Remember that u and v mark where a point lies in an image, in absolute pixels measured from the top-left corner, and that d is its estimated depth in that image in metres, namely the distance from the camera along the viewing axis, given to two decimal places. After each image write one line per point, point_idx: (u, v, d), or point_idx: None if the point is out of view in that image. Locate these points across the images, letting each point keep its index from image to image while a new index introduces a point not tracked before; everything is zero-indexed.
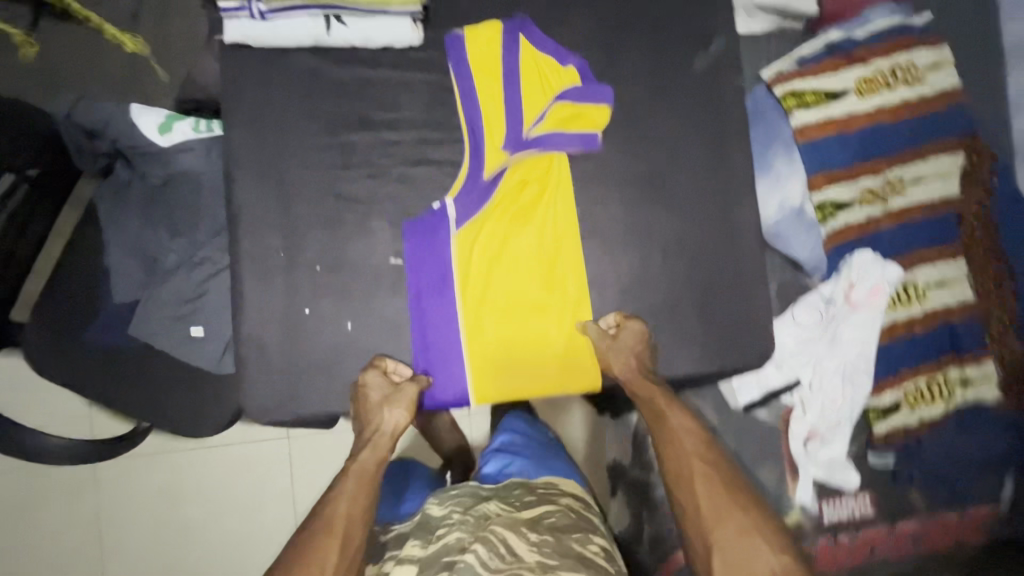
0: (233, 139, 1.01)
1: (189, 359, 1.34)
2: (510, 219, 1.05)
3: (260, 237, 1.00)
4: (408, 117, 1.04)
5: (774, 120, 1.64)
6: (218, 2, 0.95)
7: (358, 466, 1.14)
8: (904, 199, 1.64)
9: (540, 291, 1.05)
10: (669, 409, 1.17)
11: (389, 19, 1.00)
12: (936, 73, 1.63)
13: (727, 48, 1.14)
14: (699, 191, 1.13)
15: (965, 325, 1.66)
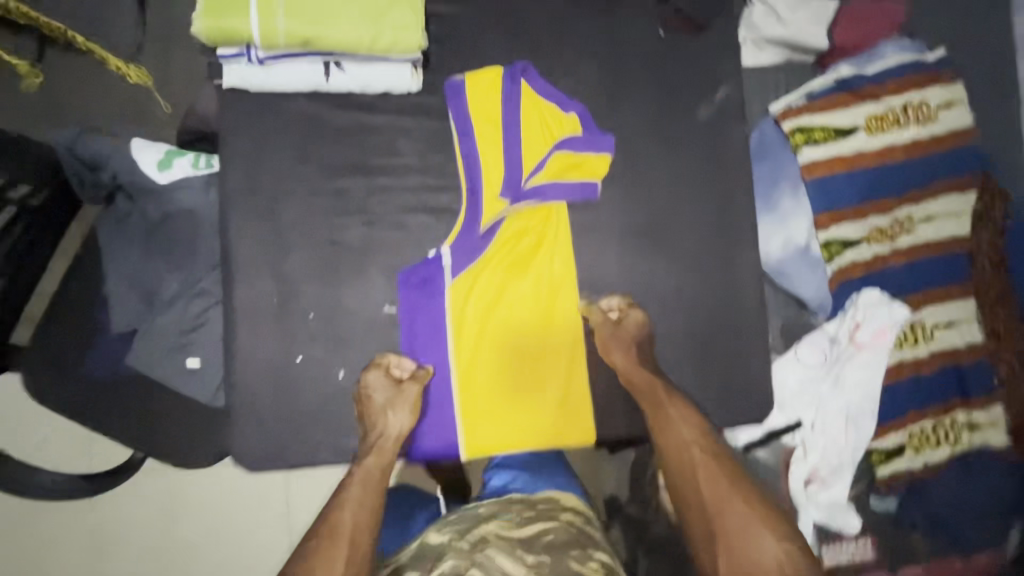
0: (230, 185, 1.01)
1: (184, 390, 1.34)
2: (509, 268, 1.05)
3: (254, 284, 1.00)
4: (406, 165, 1.04)
5: (781, 156, 1.60)
6: (217, 48, 0.93)
7: (362, 472, 0.99)
8: (913, 238, 1.61)
9: (535, 342, 1.06)
10: (672, 400, 1.08)
11: (388, 67, 1.00)
12: (948, 111, 1.60)
13: (731, 96, 1.13)
14: (700, 239, 1.12)
15: (975, 369, 1.63)
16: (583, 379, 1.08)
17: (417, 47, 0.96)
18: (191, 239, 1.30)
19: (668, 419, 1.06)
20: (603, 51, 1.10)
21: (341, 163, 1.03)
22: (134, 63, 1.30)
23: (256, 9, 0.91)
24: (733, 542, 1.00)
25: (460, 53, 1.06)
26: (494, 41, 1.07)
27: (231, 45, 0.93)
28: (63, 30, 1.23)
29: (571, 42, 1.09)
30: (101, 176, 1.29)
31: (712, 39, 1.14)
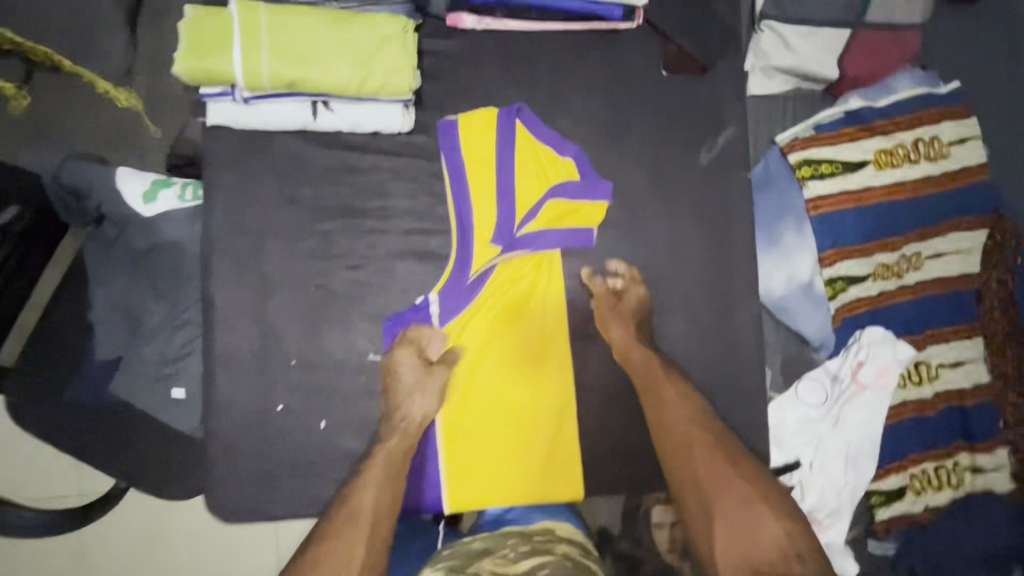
0: (212, 228, 0.98)
1: (168, 422, 1.30)
2: (504, 312, 1.02)
3: (235, 330, 0.98)
4: (394, 208, 1.01)
5: (786, 189, 1.55)
6: (201, 89, 0.91)
7: (385, 454, 0.99)
8: (919, 275, 1.56)
9: (525, 393, 1.03)
10: (670, 376, 1.07)
11: (378, 106, 0.96)
12: (961, 147, 1.55)
13: (738, 137, 1.08)
14: (696, 286, 1.10)
15: (979, 410, 1.57)
16: (572, 430, 1.05)
17: (406, 89, 0.93)
18: (177, 269, 1.27)
19: (664, 396, 1.06)
20: (602, 92, 1.06)
21: (329, 203, 1.00)
22: (123, 86, 1.28)
23: (239, 49, 0.87)
24: (730, 517, 1.03)
25: (455, 92, 1.03)
26: (490, 79, 1.03)
27: (214, 84, 0.90)
28: (50, 53, 1.22)
29: (570, 81, 1.05)
30: (86, 207, 1.26)
31: (714, 80, 1.10)
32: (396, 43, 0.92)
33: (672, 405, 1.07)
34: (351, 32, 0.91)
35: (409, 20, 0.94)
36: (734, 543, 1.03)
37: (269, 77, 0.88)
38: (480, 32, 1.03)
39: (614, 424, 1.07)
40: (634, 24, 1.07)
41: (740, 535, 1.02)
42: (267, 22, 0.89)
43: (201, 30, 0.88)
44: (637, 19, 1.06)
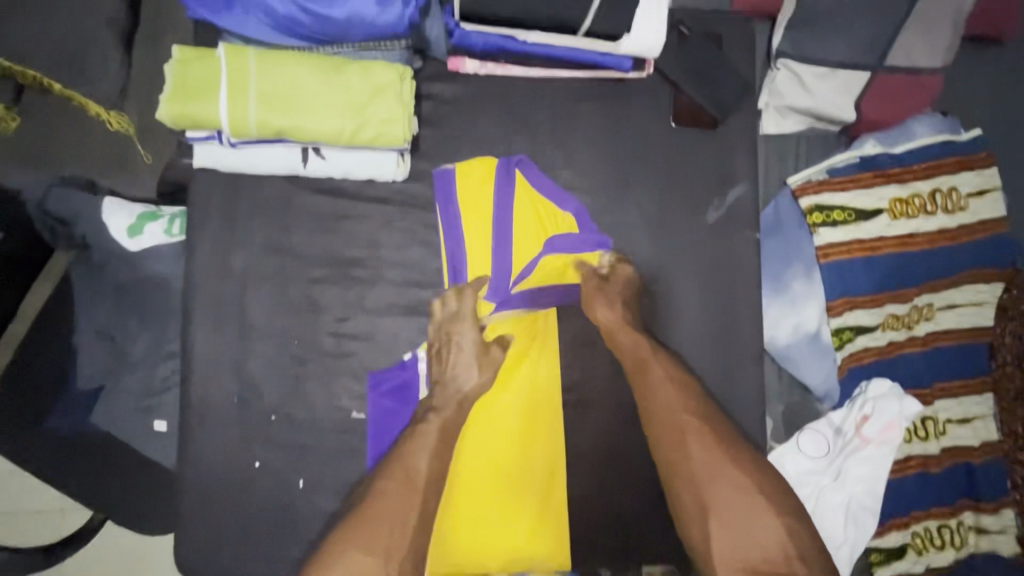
0: (198, 286, 0.99)
1: (148, 455, 1.24)
2: (525, 342, 1.05)
3: (214, 385, 0.99)
4: (391, 267, 1.02)
5: (794, 234, 1.49)
6: (188, 133, 0.91)
7: (440, 423, 0.98)
8: (931, 326, 1.49)
9: (517, 453, 1.03)
10: (657, 357, 1.03)
11: (373, 154, 0.97)
12: (980, 199, 1.49)
13: (747, 196, 1.09)
14: (693, 343, 1.08)
15: (987, 470, 1.47)
16: (560, 492, 1.04)
17: (401, 140, 0.93)
18: (163, 300, 1.22)
19: (652, 380, 1.02)
20: (605, 150, 1.07)
21: (327, 253, 1.01)
22: (116, 109, 1.21)
23: (225, 94, 0.88)
24: (727, 514, 0.96)
25: (454, 143, 1.05)
26: (489, 132, 1.05)
27: (200, 129, 0.91)
28: (39, 78, 1.12)
29: (571, 135, 1.07)
30: (71, 234, 1.22)
31: (721, 134, 1.10)
32: (390, 93, 0.92)
33: (665, 392, 1.02)
34: (341, 80, 0.91)
35: (405, 67, 0.94)
36: (733, 537, 0.95)
37: (255, 123, 0.89)
38: (481, 76, 1.05)
39: (601, 487, 1.05)
40: (644, 73, 1.06)
41: (733, 531, 0.95)
42: (255, 68, 0.89)
43: (188, 73, 0.89)
44: (647, 68, 1.05)
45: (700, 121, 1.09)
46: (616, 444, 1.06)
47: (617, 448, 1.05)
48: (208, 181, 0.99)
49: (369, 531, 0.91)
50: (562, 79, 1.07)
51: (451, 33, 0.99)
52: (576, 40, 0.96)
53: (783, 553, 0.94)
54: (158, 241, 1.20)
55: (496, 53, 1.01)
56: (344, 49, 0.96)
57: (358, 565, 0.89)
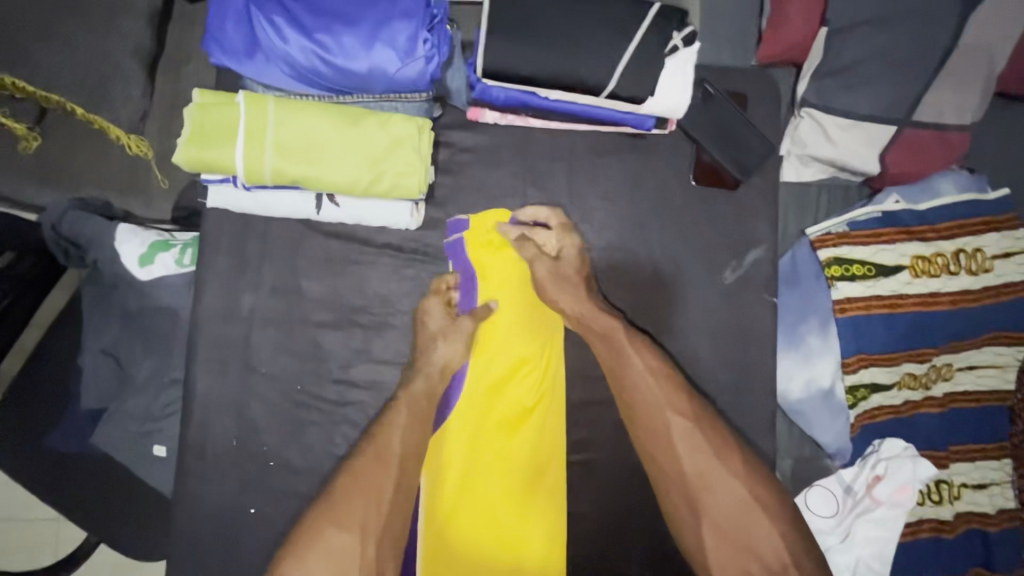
0: (208, 328, 1.01)
1: (145, 478, 1.23)
2: (514, 334, 1.04)
3: (214, 426, 1.00)
4: (403, 317, 1.05)
5: (811, 287, 1.39)
6: (203, 175, 0.95)
7: (410, 397, 1.01)
8: (948, 386, 1.38)
9: (519, 490, 1.01)
10: (632, 346, 1.05)
11: (388, 205, 1.00)
12: (1006, 262, 1.39)
13: (764, 260, 1.12)
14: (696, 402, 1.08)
15: (1003, 539, 1.34)
16: (560, 530, 1.02)
17: (415, 192, 0.96)
18: (170, 327, 1.22)
19: (628, 369, 1.05)
20: (621, 209, 1.11)
21: (339, 299, 1.04)
22: (135, 133, 1.20)
23: (243, 142, 0.91)
24: (721, 518, 1.00)
25: (471, 196, 1.08)
26: (507, 185, 1.09)
27: (215, 173, 0.94)
28: (63, 102, 1.15)
29: (587, 193, 1.10)
30: (83, 256, 1.23)
31: (738, 197, 1.13)
32: (408, 146, 0.95)
33: (641, 383, 1.05)
34: (359, 131, 0.93)
35: (424, 120, 0.96)
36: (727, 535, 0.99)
37: (271, 170, 0.92)
38: (500, 126, 1.09)
39: (601, 549, 1.04)
40: (666, 131, 1.10)
41: (728, 533, 0.99)
42: (273, 116, 0.92)
43: (207, 119, 0.92)
44: (670, 126, 1.08)
45: (721, 181, 1.13)
46: (618, 504, 1.05)
47: (621, 511, 1.04)
48: (229, 225, 1.02)
49: (341, 512, 0.96)
50: (582, 136, 1.11)
51: (473, 87, 1.02)
52: (599, 100, 0.99)
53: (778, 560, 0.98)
54: (168, 271, 1.20)
55: (516, 105, 1.04)
56: (365, 98, 0.98)
57: (336, 543, 0.94)
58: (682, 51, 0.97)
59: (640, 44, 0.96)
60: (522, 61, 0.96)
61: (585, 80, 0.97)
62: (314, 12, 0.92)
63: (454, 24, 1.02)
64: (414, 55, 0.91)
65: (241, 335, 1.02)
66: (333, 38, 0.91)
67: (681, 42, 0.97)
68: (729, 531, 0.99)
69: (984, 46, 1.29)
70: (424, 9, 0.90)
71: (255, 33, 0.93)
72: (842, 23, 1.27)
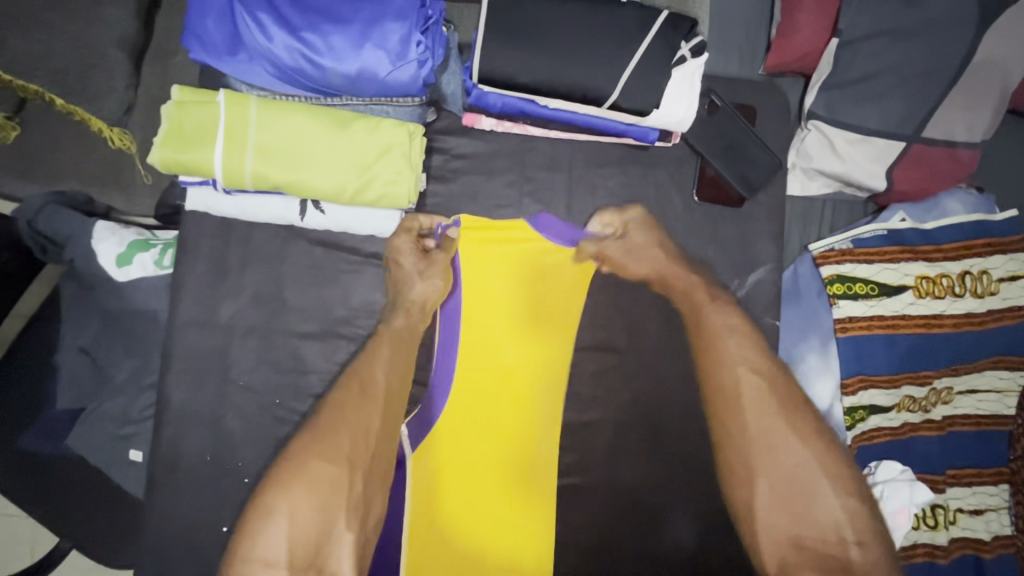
0: (188, 337, 0.98)
1: (120, 483, 1.17)
2: (499, 344, 1.01)
3: (188, 439, 0.97)
4: (387, 330, 1.00)
5: (813, 304, 1.33)
6: (182, 176, 0.93)
7: (392, 333, 1.00)
8: (948, 410, 1.33)
9: (503, 485, 0.98)
10: (709, 309, 1.07)
11: (372, 212, 0.98)
12: (1012, 284, 1.35)
13: (764, 280, 1.10)
14: (690, 425, 1.05)
15: (998, 567, 1.29)
16: (546, 534, 0.99)
17: (405, 202, 0.94)
18: (149, 332, 1.18)
19: (706, 328, 1.06)
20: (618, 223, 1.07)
21: (324, 309, 1.00)
22: (118, 127, 1.16)
23: (223, 146, 0.89)
24: (779, 478, 0.99)
25: (464, 205, 1.04)
26: (503, 195, 1.05)
27: (194, 175, 0.92)
28: (39, 91, 1.11)
29: (586, 208, 1.07)
30: (60, 253, 1.19)
31: (740, 213, 1.11)
32: (397, 153, 0.92)
33: (727, 348, 1.06)
34: (347, 135, 0.91)
35: (415, 126, 0.94)
36: (784, 494, 1.00)
37: (252, 175, 0.90)
38: (497, 133, 1.05)
39: None
40: (670, 143, 1.07)
41: (785, 496, 0.99)
42: (256, 119, 0.90)
43: (187, 120, 0.89)
44: (674, 138, 1.06)
45: (727, 197, 1.10)
46: (604, 531, 1.01)
47: (608, 539, 1.01)
48: (213, 229, 0.99)
49: (327, 444, 0.94)
50: (582, 147, 1.07)
51: (469, 92, 0.98)
52: (600, 110, 0.96)
53: (838, 532, 0.97)
54: (147, 273, 1.16)
55: (514, 113, 1.00)
56: (354, 101, 0.93)
57: (323, 473, 0.92)
58: (689, 63, 0.93)
59: (645, 53, 0.91)
60: (518, 68, 0.92)
61: (586, 90, 0.93)
62: (302, 10, 0.87)
63: (451, 25, 0.98)
64: (406, 58, 0.87)
65: (220, 346, 0.98)
66: (320, 37, 0.87)
67: (689, 52, 0.93)
68: (788, 494, 0.99)
69: (1001, 64, 1.24)
70: (418, 9, 0.86)
71: (238, 29, 0.88)
72: (855, 34, 1.22)
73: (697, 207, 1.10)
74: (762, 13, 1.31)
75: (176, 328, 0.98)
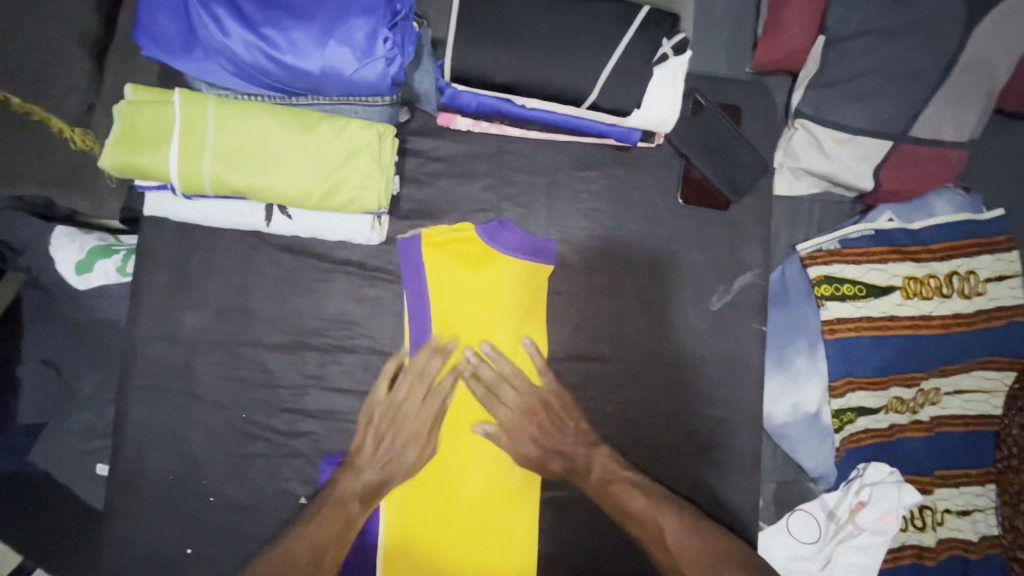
0: (150, 351, 0.94)
1: (85, 501, 1.13)
2: (464, 451, 0.91)
3: (150, 456, 0.92)
4: (363, 340, 0.97)
5: (800, 307, 1.32)
6: (138, 182, 0.88)
7: (371, 348, 0.97)
8: (936, 411, 1.32)
9: (477, 529, 0.91)
10: (685, 319, 1.05)
11: (342, 216, 0.92)
12: (1000, 285, 1.34)
13: (749, 284, 1.08)
14: (675, 432, 1.03)
15: (984, 565, 1.28)
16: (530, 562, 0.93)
17: (375, 206, 0.89)
18: (114, 343, 1.13)
19: (624, 499, 0.94)
20: (601, 225, 1.04)
21: (293, 318, 0.96)
22: (81, 127, 1.11)
23: (179, 148, 0.84)
24: None
25: (440, 208, 1.00)
26: (481, 199, 1.02)
27: (150, 180, 0.87)
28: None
29: (567, 211, 1.03)
30: (16, 259, 1.13)
31: (725, 215, 1.08)
32: (366, 155, 0.88)
33: (631, 503, 0.94)
34: (312, 136, 0.87)
35: (385, 126, 0.89)
36: None
37: (210, 179, 0.85)
38: (474, 134, 1.02)
39: None
40: (653, 144, 1.04)
41: None
42: (213, 120, 0.85)
43: (141, 121, 0.85)
44: (657, 139, 1.01)
45: (710, 199, 1.07)
46: (583, 547, 0.98)
47: (591, 550, 0.98)
48: (176, 236, 0.95)
49: None
50: (562, 148, 1.04)
51: (443, 91, 0.94)
52: (579, 110, 0.92)
53: None
54: (109, 280, 1.11)
55: (491, 113, 0.96)
56: (320, 100, 0.89)
57: None
58: (673, 60, 0.90)
59: (625, 52, 0.88)
60: (493, 67, 0.88)
61: (565, 89, 0.90)
62: (262, 4, 0.83)
63: (422, 21, 0.94)
64: (373, 55, 0.83)
65: (184, 358, 0.94)
66: (280, 32, 0.82)
67: (671, 49, 0.90)
68: None
69: (988, 64, 1.23)
70: (385, 4, 0.82)
71: (194, 25, 0.84)
72: (842, 33, 1.20)
73: (682, 211, 1.07)
74: (748, 10, 1.29)
75: (138, 343, 0.94)
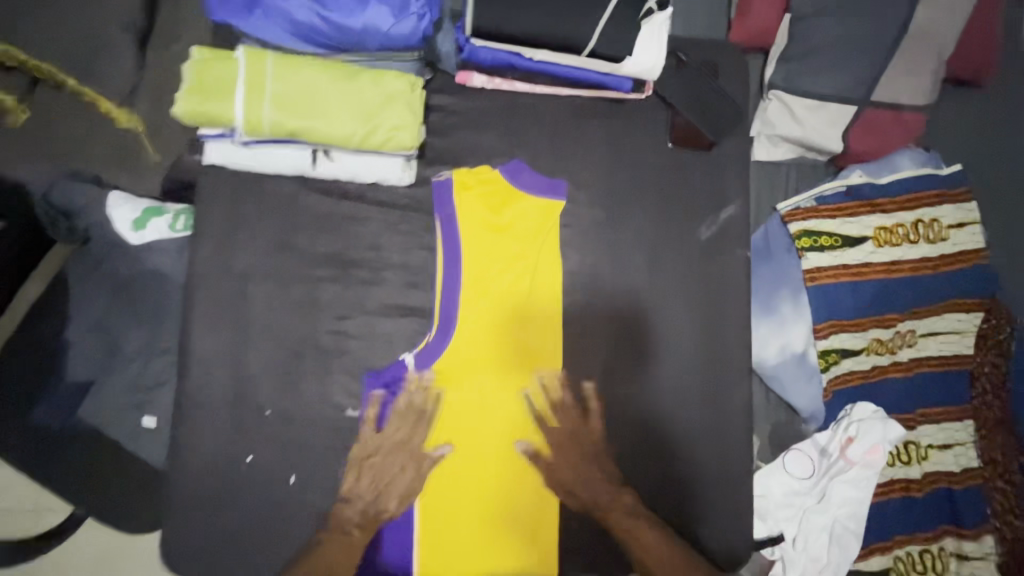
0: (207, 287, 1.05)
1: (135, 451, 1.20)
2: (470, 467, 1.05)
3: (211, 379, 1.03)
4: (397, 271, 1.09)
5: (783, 261, 1.44)
6: (204, 129, 1.02)
7: (404, 278, 1.09)
8: (914, 353, 1.42)
9: (483, 530, 1.04)
10: (680, 247, 1.18)
11: (380, 158, 1.07)
12: (961, 232, 1.46)
13: (736, 215, 1.20)
14: (676, 350, 1.15)
15: (969, 488, 1.36)
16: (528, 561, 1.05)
17: (409, 145, 1.03)
18: (159, 299, 1.21)
19: (622, 521, 1.08)
20: (602, 166, 1.17)
21: (334, 252, 1.08)
22: (126, 108, 1.27)
23: (244, 96, 0.99)
24: None
25: (460, 154, 1.13)
26: (495, 145, 1.14)
27: (216, 126, 1.01)
28: (54, 73, 1.23)
29: (571, 154, 1.16)
30: (71, 228, 1.23)
31: (711, 156, 1.22)
32: (400, 101, 1.03)
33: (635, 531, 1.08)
34: (355, 87, 1.01)
35: (415, 78, 1.04)
36: None
37: (270, 123, 0.99)
38: (488, 90, 1.15)
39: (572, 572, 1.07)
40: (643, 95, 1.20)
41: None
42: (271, 70, 0.99)
43: (207, 74, 0.99)
44: (646, 91, 1.19)
45: (697, 141, 1.20)
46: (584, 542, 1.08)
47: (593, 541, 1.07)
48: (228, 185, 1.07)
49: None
50: (564, 101, 1.17)
51: (462, 48, 1.12)
52: (582, 60, 1.10)
53: None
54: (161, 236, 1.20)
55: (504, 68, 1.14)
56: (360, 55, 1.07)
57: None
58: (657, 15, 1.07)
59: (612, 16, 1.06)
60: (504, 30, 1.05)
61: None
62: None
63: None
64: (407, 11, 1.03)
65: (237, 291, 1.05)
66: None
67: (655, 6, 1.06)
68: None
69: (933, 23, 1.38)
70: None
71: None
72: (803, 11, 1.37)
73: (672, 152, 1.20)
74: None
75: (196, 281, 1.05)
